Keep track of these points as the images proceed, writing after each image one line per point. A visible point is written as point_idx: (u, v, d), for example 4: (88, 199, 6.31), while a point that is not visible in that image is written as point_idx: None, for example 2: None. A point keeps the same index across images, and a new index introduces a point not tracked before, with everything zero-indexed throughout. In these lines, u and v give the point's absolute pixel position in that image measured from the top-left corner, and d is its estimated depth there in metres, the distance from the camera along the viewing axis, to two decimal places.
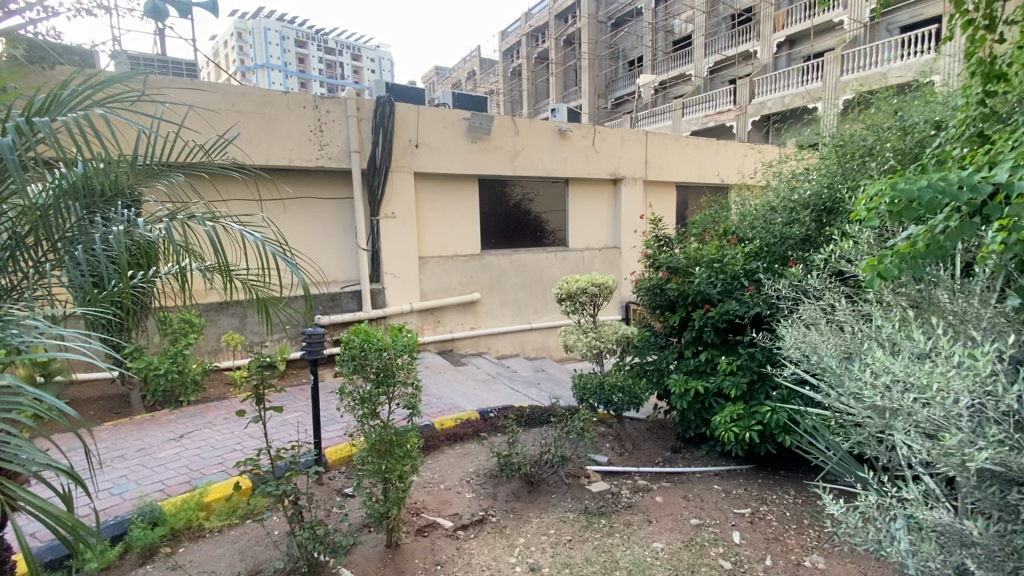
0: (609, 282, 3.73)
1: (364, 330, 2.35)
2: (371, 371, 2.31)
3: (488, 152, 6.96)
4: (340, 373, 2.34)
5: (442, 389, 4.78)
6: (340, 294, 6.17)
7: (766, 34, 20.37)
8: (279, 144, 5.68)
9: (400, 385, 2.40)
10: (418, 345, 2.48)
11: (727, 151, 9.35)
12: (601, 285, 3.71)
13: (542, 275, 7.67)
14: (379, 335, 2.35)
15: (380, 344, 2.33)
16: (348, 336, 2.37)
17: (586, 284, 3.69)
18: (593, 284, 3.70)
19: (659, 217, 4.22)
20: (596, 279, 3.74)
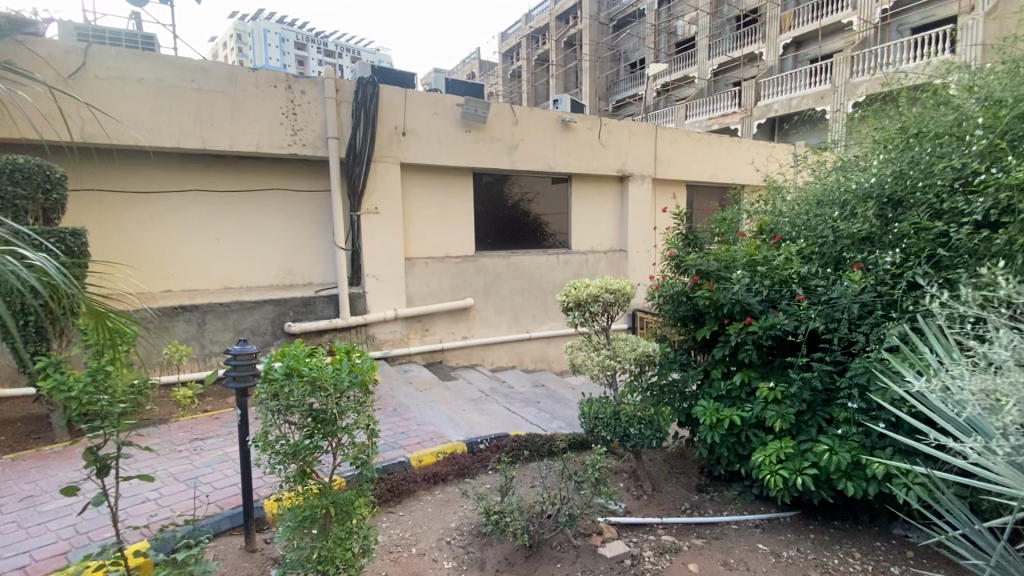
0: (626, 288, 3.05)
1: (292, 354, 1.64)
2: (299, 410, 1.61)
3: (485, 143, 6.29)
4: (257, 413, 1.65)
5: (426, 411, 4.08)
6: (314, 299, 5.49)
7: (772, 36, 19.81)
8: (245, 128, 5.02)
9: (346, 432, 1.69)
10: (376, 373, 1.78)
11: (742, 150, 8.72)
12: (616, 291, 3.02)
13: (542, 280, 6.99)
14: (313, 361, 1.65)
15: (314, 375, 1.62)
16: (271, 361, 1.67)
17: (598, 291, 2.99)
18: (606, 290, 3.00)
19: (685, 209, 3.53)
20: (610, 284, 3.05)
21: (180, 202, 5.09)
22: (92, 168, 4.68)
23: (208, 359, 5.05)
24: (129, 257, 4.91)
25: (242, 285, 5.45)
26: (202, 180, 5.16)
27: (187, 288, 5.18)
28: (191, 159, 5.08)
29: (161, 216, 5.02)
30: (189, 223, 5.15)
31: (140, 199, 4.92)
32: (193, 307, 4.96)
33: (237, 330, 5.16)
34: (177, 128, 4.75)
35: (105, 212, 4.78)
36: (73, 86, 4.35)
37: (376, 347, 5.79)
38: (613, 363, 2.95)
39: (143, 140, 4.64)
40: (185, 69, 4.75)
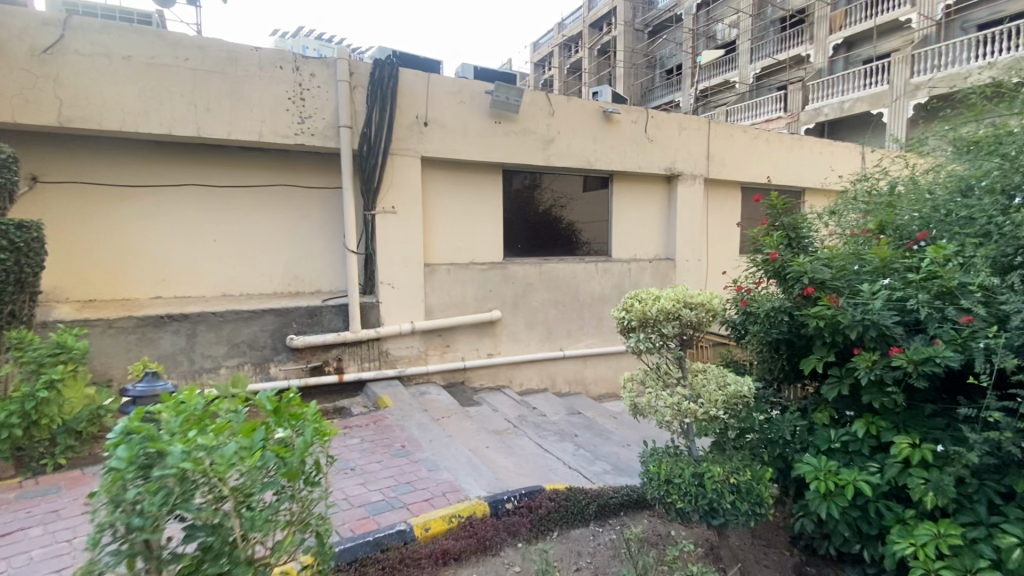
0: (711, 303, 2.23)
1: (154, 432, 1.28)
2: (151, 526, 1.23)
3: (517, 136, 5.55)
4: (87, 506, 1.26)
5: (442, 449, 3.30)
6: (321, 309, 4.82)
7: (821, 37, 18.57)
8: (246, 114, 4.42)
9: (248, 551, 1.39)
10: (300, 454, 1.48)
11: (803, 148, 7.77)
12: (698, 307, 2.20)
13: (579, 291, 6.16)
14: (192, 439, 1.29)
15: (199, 467, 1.26)
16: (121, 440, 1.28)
17: (675, 307, 2.17)
18: (684, 305, 2.19)
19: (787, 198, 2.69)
20: (691, 297, 2.23)
21: (174, 198, 4.54)
22: (79, 158, 4.23)
23: (198, 376, 4.44)
24: (116, 258, 4.40)
25: (242, 293, 4.87)
26: (199, 173, 4.61)
27: (180, 294, 4.65)
28: (188, 150, 4.55)
29: (152, 213, 4.48)
30: (183, 221, 4.60)
31: (129, 193, 4.39)
32: (181, 317, 4.34)
33: (232, 344, 4.52)
34: (168, 112, 4.17)
35: (91, 208, 4.29)
36: (50, 63, 3.83)
37: (389, 364, 5.09)
38: (692, 407, 2.14)
39: (129, 126, 4.07)
40: (178, 46, 4.19)
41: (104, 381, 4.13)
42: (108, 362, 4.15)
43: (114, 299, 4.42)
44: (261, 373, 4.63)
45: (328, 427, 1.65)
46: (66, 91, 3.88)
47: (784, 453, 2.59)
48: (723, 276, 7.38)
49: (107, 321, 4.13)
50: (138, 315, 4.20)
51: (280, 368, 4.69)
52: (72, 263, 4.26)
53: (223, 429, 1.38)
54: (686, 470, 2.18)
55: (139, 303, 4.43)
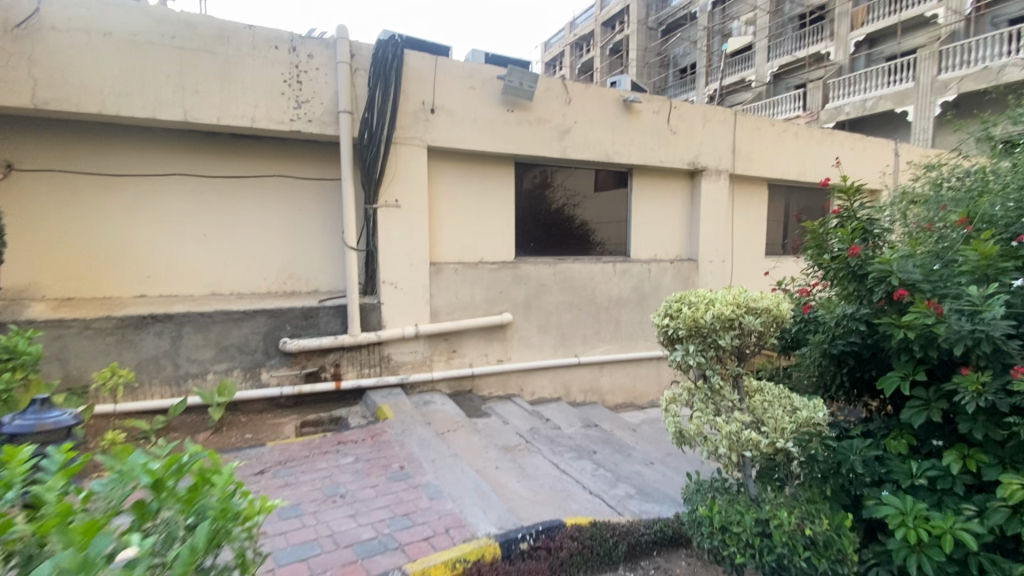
0: (779, 309, 1.81)
1: None
2: None
3: (531, 125, 5.15)
4: None
5: (447, 471, 2.90)
6: (317, 310, 4.43)
7: (841, 34, 17.96)
8: (237, 96, 4.05)
9: None
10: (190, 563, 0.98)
11: (833, 143, 7.31)
12: (763, 313, 1.79)
13: (595, 293, 5.73)
14: None
15: None
16: None
17: (735, 313, 1.75)
18: (747, 310, 1.78)
19: (861, 183, 2.26)
20: (753, 301, 1.81)
21: (160, 189, 4.19)
22: (57, 144, 3.89)
23: (183, 382, 4.07)
24: (96, 254, 4.05)
25: (233, 292, 4.51)
26: (187, 162, 4.26)
27: (166, 293, 4.30)
28: (177, 136, 4.21)
29: (136, 205, 4.14)
30: (170, 214, 4.24)
31: (111, 183, 4.05)
32: (166, 317, 3.98)
33: (221, 348, 4.15)
34: (152, 94, 3.82)
35: (69, 199, 3.95)
36: (24, 39, 3.49)
37: (391, 370, 4.71)
38: (755, 438, 1.73)
39: (109, 108, 3.72)
40: (164, 23, 3.83)
41: (79, 388, 3.78)
42: (84, 366, 3.79)
43: (95, 298, 4.07)
44: (252, 379, 4.26)
45: (253, 501, 1.22)
46: (41, 70, 3.54)
47: (851, 486, 2.19)
48: (747, 278, 6.93)
49: (84, 322, 3.78)
50: (117, 316, 3.84)
51: (272, 374, 4.31)
52: (49, 258, 3.93)
53: (51, 527, 0.95)
54: (747, 515, 1.81)
55: (122, 302, 4.08)
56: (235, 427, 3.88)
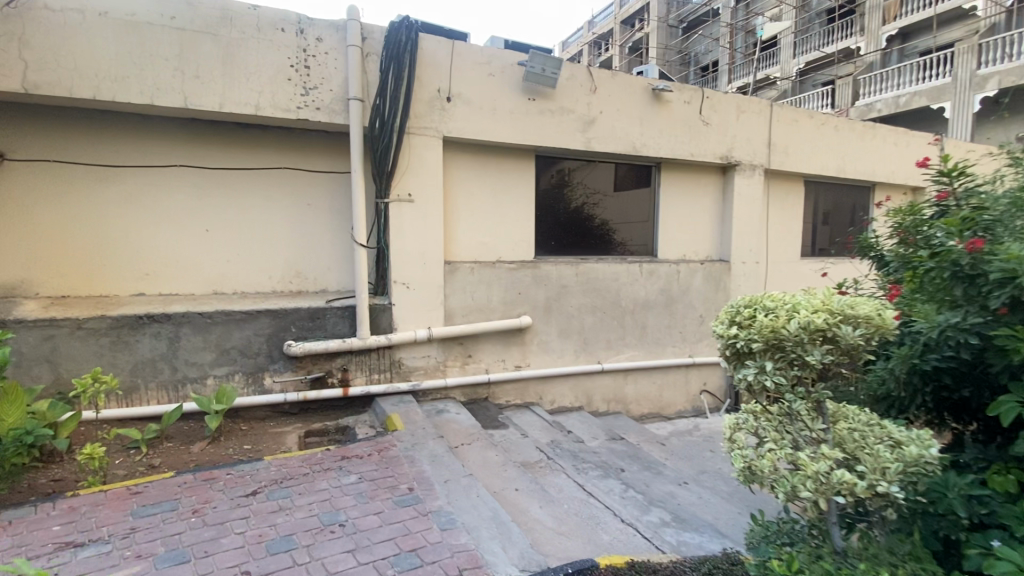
0: (885, 319, 1.49)
1: None
2: None
3: (553, 116, 4.81)
4: None
5: (462, 495, 2.57)
6: (323, 311, 4.14)
7: (873, 28, 17.25)
8: (240, 82, 3.78)
9: None
10: None
11: (874, 138, 6.84)
12: (868, 327, 1.46)
13: (620, 296, 5.36)
14: None
15: None
16: None
17: (829, 323, 1.44)
18: (844, 322, 1.46)
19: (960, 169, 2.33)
20: (848, 308, 1.51)
21: (160, 181, 3.94)
22: (53, 133, 3.65)
23: (181, 387, 3.81)
24: (91, 249, 3.81)
25: (236, 291, 4.25)
26: (187, 152, 3.99)
27: (166, 291, 4.05)
28: (179, 125, 3.96)
29: (135, 198, 3.89)
30: (169, 208, 3.99)
31: (109, 174, 3.81)
32: (163, 317, 3.71)
33: (221, 351, 3.88)
34: (150, 79, 3.56)
35: (64, 191, 3.71)
36: (13, 17, 3.24)
37: (402, 376, 4.41)
38: (852, 481, 1.39)
39: (105, 94, 3.47)
40: (164, 3, 3.58)
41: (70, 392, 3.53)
42: (76, 369, 3.54)
43: (91, 297, 3.84)
44: (254, 385, 3.98)
45: None
46: (31, 51, 3.29)
47: (944, 529, 1.85)
48: (781, 281, 6.49)
49: (76, 321, 3.52)
50: (111, 316, 3.59)
51: (276, 380, 4.03)
52: (43, 255, 3.70)
53: None
54: None
55: (117, 301, 3.83)
56: (234, 436, 3.60)
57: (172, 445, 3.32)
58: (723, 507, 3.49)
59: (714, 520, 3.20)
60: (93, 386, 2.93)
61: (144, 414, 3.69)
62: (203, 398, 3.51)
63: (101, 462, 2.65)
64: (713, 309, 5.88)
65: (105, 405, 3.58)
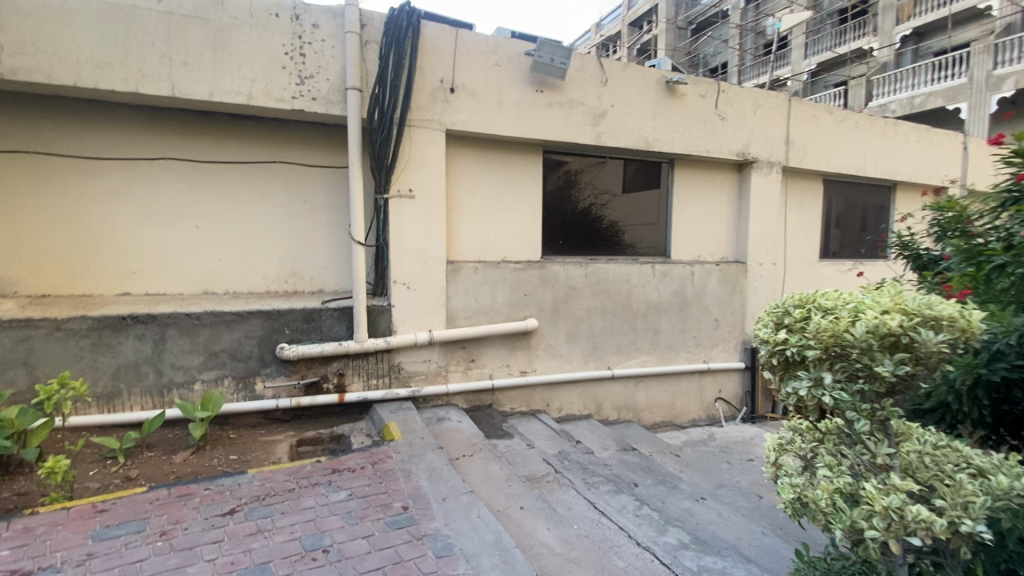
0: (965, 321, 1.39)
1: None
2: None
3: (562, 108, 4.58)
4: None
5: (461, 516, 2.33)
6: (318, 313, 3.91)
7: (886, 30, 16.93)
8: (231, 70, 3.58)
9: None
10: None
11: (897, 135, 6.54)
12: (949, 330, 1.36)
13: (631, 299, 5.10)
14: None
15: None
16: None
17: (904, 326, 1.34)
18: (921, 326, 1.36)
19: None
20: (925, 308, 1.41)
21: (147, 174, 3.75)
22: (34, 124, 3.48)
23: (167, 392, 3.60)
24: (74, 246, 3.62)
25: (228, 291, 4.05)
26: (177, 144, 3.80)
27: (153, 291, 3.85)
28: (167, 116, 3.77)
29: (121, 192, 3.70)
30: (157, 203, 3.79)
31: (93, 167, 3.62)
32: (148, 318, 3.50)
33: (210, 354, 3.67)
34: (135, 65, 3.37)
35: (45, 184, 3.53)
36: None
37: (402, 382, 4.17)
38: (932, 518, 1.20)
39: (87, 81, 3.29)
40: None
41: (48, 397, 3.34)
42: (55, 373, 3.35)
43: (73, 297, 3.65)
44: (244, 390, 3.77)
45: None
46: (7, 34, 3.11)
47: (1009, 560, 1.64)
48: (799, 284, 6.21)
49: (54, 322, 3.33)
50: (92, 316, 3.39)
51: (268, 384, 3.81)
52: (23, 252, 3.51)
53: None
54: None
55: (101, 301, 3.64)
56: (221, 445, 3.38)
57: (153, 454, 3.11)
58: (745, 526, 3.22)
59: (736, 541, 2.94)
60: (57, 393, 2.70)
61: (125, 422, 3.49)
62: (188, 404, 3.29)
63: (66, 475, 2.50)
64: (728, 312, 5.62)
65: (86, 410, 3.39)
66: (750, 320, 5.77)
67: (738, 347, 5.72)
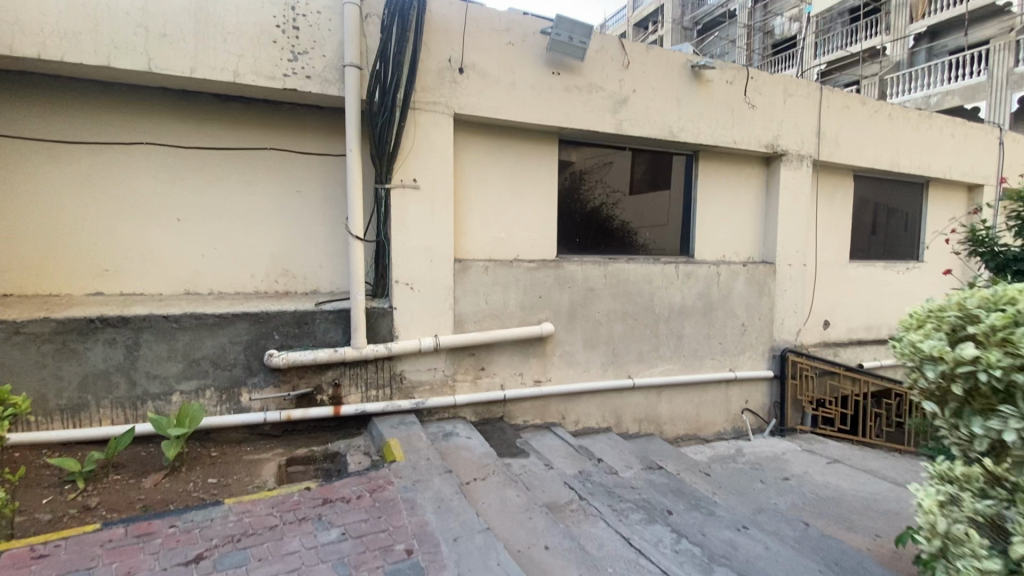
0: None
1: None
2: None
3: (580, 93, 4.19)
4: None
5: (477, 564, 1.92)
6: (312, 315, 3.51)
7: (900, 26, 16.46)
8: (215, 42, 3.19)
9: None
10: None
11: (931, 128, 6.14)
12: None
13: (653, 301, 4.69)
14: None
15: None
16: None
17: None
18: None
19: None
20: None
21: (125, 161, 3.37)
22: None
23: (141, 405, 3.21)
24: (41, 239, 3.23)
25: (213, 292, 3.66)
26: (158, 127, 3.43)
27: (129, 291, 3.46)
28: (146, 96, 3.39)
29: (95, 180, 3.32)
30: (137, 192, 3.41)
31: (63, 152, 3.24)
32: (119, 321, 3.10)
33: (190, 362, 3.27)
34: (106, 35, 2.98)
35: (9, 170, 3.15)
36: None
37: (404, 393, 3.77)
38: None
39: (51, 52, 2.90)
40: None
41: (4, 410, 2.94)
42: (13, 384, 2.96)
43: (38, 297, 3.26)
44: (228, 402, 3.37)
45: None
46: None
47: None
48: (829, 287, 5.80)
49: (12, 325, 2.93)
50: (56, 318, 2.98)
51: (255, 396, 3.41)
52: None
53: None
54: None
55: (69, 301, 3.25)
56: (200, 465, 2.98)
57: (119, 478, 2.71)
58: (798, 562, 2.80)
59: None
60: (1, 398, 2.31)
61: (89, 441, 3.08)
62: (162, 419, 2.89)
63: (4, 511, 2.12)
64: (755, 317, 5.21)
65: (47, 426, 3.00)
66: (779, 325, 5.36)
67: (766, 354, 5.31)
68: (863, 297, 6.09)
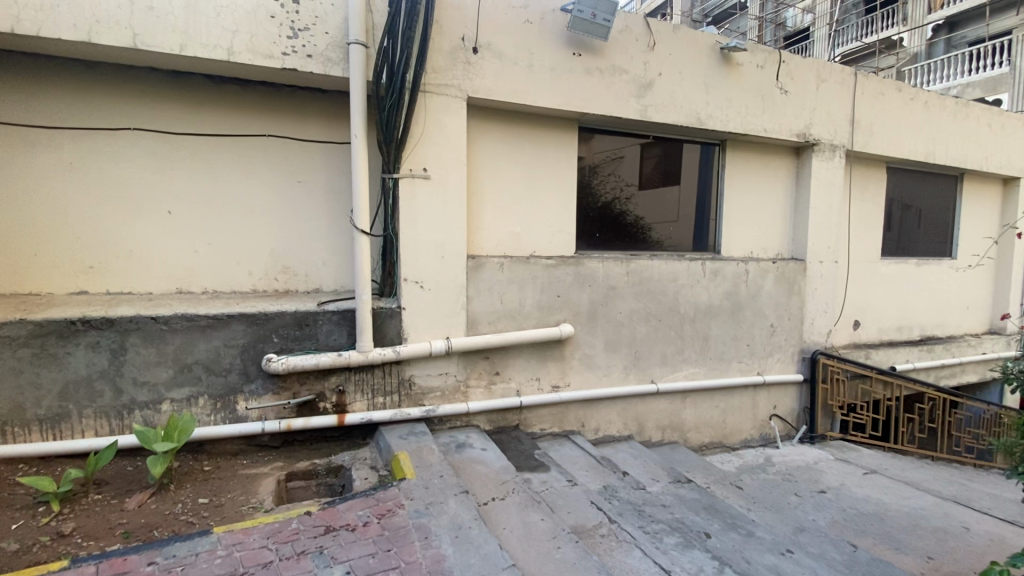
0: None
1: None
2: None
3: (603, 76, 3.89)
4: None
5: None
6: (313, 316, 3.23)
7: (916, 17, 16.02)
8: (207, 17, 2.90)
9: None
10: None
11: (968, 117, 5.79)
12: None
13: (678, 301, 4.40)
14: None
15: None
16: None
17: None
18: None
19: None
20: None
21: (111, 148, 3.09)
22: None
23: (128, 415, 2.94)
24: (19, 233, 2.97)
25: (207, 290, 3.38)
26: (147, 111, 3.15)
27: (116, 289, 3.19)
28: (134, 77, 3.10)
29: (78, 169, 3.05)
30: (123, 182, 3.14)
31: (43, 137, 2.97)
32: (103, 323, 2.83)
33: (181, 367, 3.00)
34: (87, 7, 2.69)
35: None
36: None
37: (414, 400, 3.49)
38: None
39: (27, 26, 2.62)
40: None
41: None
42: None
43: (17, 296, 2.99)
44: (223, 411, 3.10)
45: None
46: None
47: None
48: (860, 286, 5.48)
49: None
50: (33, 320, 2.72)
51: (252, 404, 3.14)
52: None
53: None
54: None
55: (50, 301, 2.98)
56: (192, 482, 2.72)
57: (101, 498, 2.46)
58: None
59: None
60: None
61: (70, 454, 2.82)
62: (149, 432, 2.63)
63: None
64: (784, 317, 4.90)
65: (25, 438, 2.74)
66: (809, 326, 5.05)
67: (795, 357, 5.01)
68: (895, 296, 5.77)
